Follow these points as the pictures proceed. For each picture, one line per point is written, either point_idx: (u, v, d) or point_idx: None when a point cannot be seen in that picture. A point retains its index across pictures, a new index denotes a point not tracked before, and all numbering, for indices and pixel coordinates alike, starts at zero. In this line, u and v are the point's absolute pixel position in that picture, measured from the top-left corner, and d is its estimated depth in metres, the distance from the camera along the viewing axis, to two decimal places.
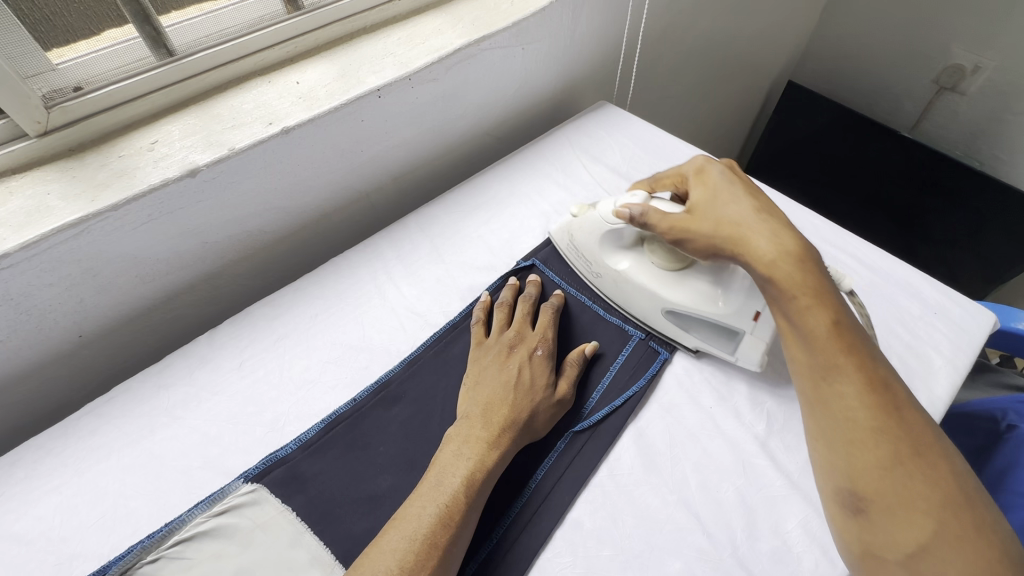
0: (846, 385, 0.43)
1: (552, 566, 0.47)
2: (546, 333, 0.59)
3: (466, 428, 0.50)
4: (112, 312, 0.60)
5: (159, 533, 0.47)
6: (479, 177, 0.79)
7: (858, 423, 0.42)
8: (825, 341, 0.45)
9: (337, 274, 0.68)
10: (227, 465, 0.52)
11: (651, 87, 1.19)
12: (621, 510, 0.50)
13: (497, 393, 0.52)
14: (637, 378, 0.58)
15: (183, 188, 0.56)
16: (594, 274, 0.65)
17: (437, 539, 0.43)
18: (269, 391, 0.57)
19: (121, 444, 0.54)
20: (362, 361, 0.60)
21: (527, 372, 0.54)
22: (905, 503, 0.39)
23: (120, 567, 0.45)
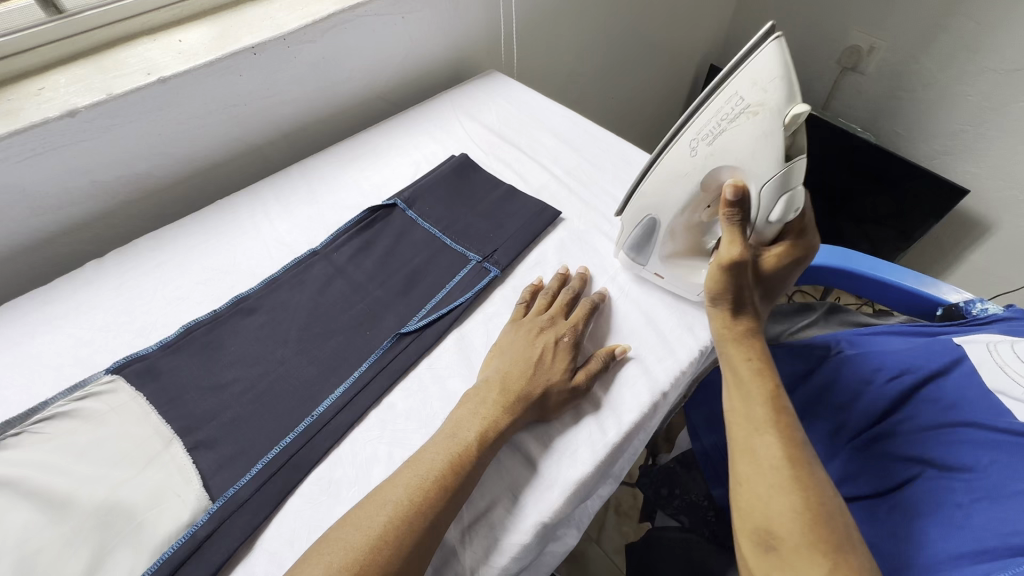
0: (773, 439, 0.50)
1: (362, 438, 0.55)
2: (582, 315, 0.62)
3: (476, 399, 0.54)
4: (7, 241, 0.68)
5: (26, 411, 0.55)
6: (363, 134, 0.88)
7: (778, 470, 0.48)
8: (748, 386, 0.54)
9: (218, 213, 0.76)
10: (94, 362, 0.60)
11: (556, 65, 1.27)
12: (432, 396, 0.58)
13: (513, 372, 0.56)
14: (467, 291, 0.66)
15: (64, 127, 0.64)
16: (687, 141, 0.57)
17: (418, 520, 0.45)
18: (141, 305, 0.65)
19: (4, 346, 0.61)
20: (228, 281, 0.68)
21: (550, 356, 0.58)
22: (810, 541, 0.44)
23: None
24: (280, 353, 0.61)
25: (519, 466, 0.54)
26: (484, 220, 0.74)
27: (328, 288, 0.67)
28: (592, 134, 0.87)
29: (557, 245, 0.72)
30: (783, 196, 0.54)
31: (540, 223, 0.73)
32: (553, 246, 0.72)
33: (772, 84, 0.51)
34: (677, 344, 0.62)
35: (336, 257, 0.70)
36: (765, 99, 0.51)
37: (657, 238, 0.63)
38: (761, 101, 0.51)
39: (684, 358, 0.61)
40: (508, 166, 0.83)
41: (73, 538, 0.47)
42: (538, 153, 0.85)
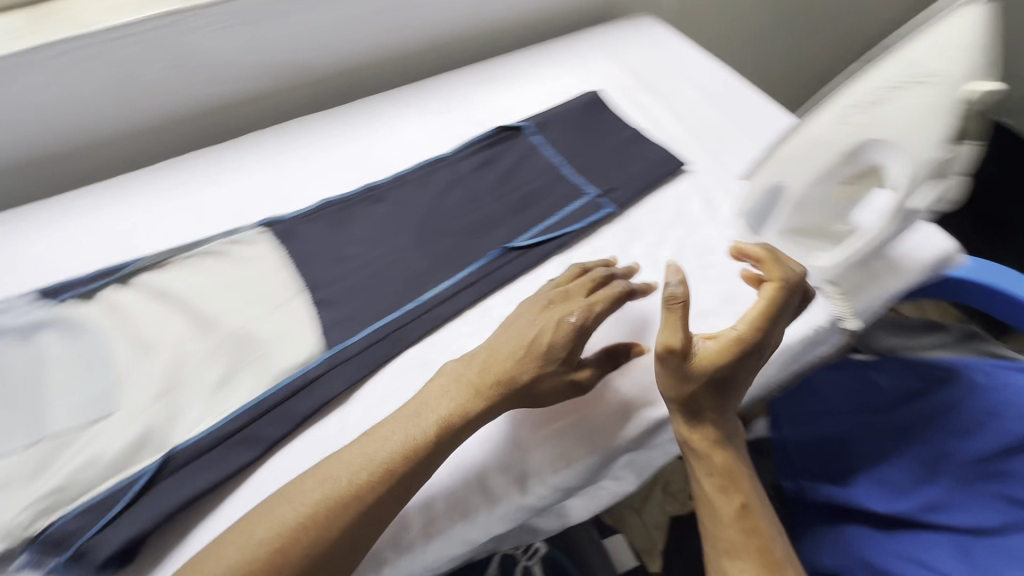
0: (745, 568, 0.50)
1: (457, 331, 0.59)
2: (596, 315, 0.53)
3: (428, 400, 0.50)
4: (192, 102, 0.78)
5: (190, 243, 0.65)
6: (504, 57, 0.89)
7: None
8: (711, 463, 0.53)
9: (362, 109, 0.81)
10: (246, 217, 0.69)
11: (709, 19, 1.19)
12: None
13: (499, 351, 0.52)
14: (579, 222, 0.67)
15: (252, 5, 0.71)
16: (837, 109, 0.56)
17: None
18: (288, 177, 0.73)
19: (179, 189, 0.72)
20: (362, 171, 0.73)
21: (547, 336, 0.52)
22: None
23: (162, 256, 0.64)
24: (399, 241, 0.65)
25: (592, 395, 0.55)
26: (608, 157, 0.73)
27: (449, 193, 0.70)
28: (740, 92, 0.82)
29: (677, 195, 0.70)
30: (935, 182, 0.51)
31: (664, 171, 0.71)
32: (674, 195, 0.70)
33: (957, 55, 0.50)
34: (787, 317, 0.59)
35: (460, 166, 0.73)
36: (943, 70, 0.50)
37: (779, 205, 0.61)
38: (939, 71, 0.50)
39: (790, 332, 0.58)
40: (641, 110, 0.80)
41: (215, 352, 0.57)
42: (675, 101, 0.81)
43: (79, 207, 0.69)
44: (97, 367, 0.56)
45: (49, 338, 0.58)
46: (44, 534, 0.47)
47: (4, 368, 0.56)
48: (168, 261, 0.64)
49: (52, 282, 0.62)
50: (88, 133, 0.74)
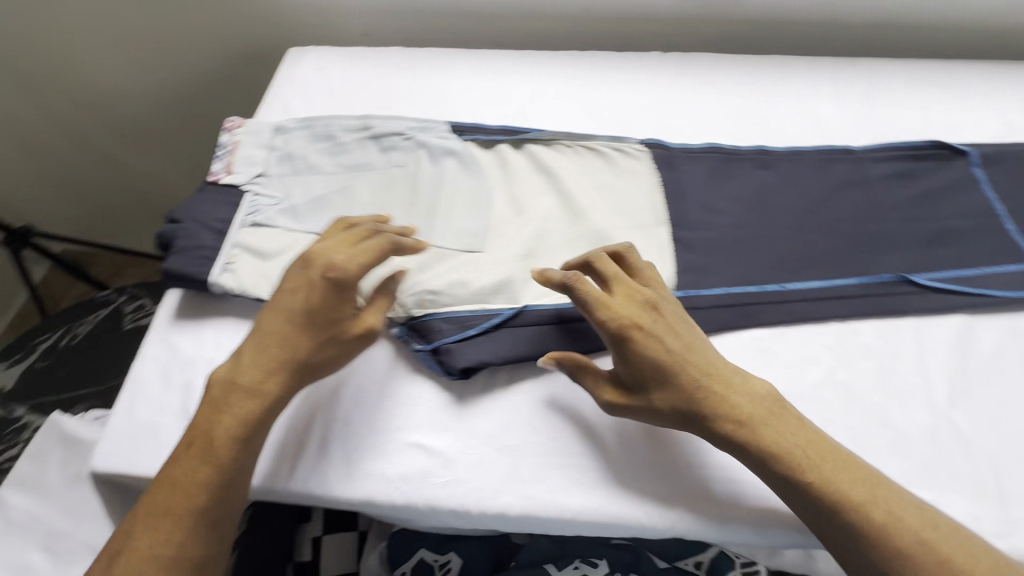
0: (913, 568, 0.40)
1: (814, 337, 0.54)
2: (635, 344, 0.47)
3: (315, 274, 0.49)
4: (615, 6, 0.78)
5: (579, 134, 0.68)
6: (956, 63, 0.74)
7: None
8: (772, 455, 0.44)
9: (773, 65, 0.74)
10: (629, 130, 0.69)
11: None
12: (902, 354, 0.53)
13: (273, 327, 0.48)
14: (1005, 289, 0.56)
15: None
16: None
17: (205, 454, 0.44)
18: (678, 107, 0.71)
19: (576, 80, 0.74)
20: (755, 130, 0.68)
21: (285, 325, 0.48)
22: None
23: (552, 135, 0.67)
24: (776, 217, 0.61)
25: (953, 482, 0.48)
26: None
27: (847, 191, 0.62)
28: None
29: None
30: None
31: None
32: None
33: None
34: None
35: (870, 167, 0.64)
36: None
37: None
38: None
39: None
40: None
41: (576, 242, 0.60)
42: None
43: (492, 68, 0.76)
44: (477, 207, 0.63)
45: (449, 167, 0.66)
46: (415, 319, 0.54)
47: (414, 175, 0.65)
48: (555, 144, 0.67)
49: (459, 121, 0.70)
50: (518, 5, 0.79)
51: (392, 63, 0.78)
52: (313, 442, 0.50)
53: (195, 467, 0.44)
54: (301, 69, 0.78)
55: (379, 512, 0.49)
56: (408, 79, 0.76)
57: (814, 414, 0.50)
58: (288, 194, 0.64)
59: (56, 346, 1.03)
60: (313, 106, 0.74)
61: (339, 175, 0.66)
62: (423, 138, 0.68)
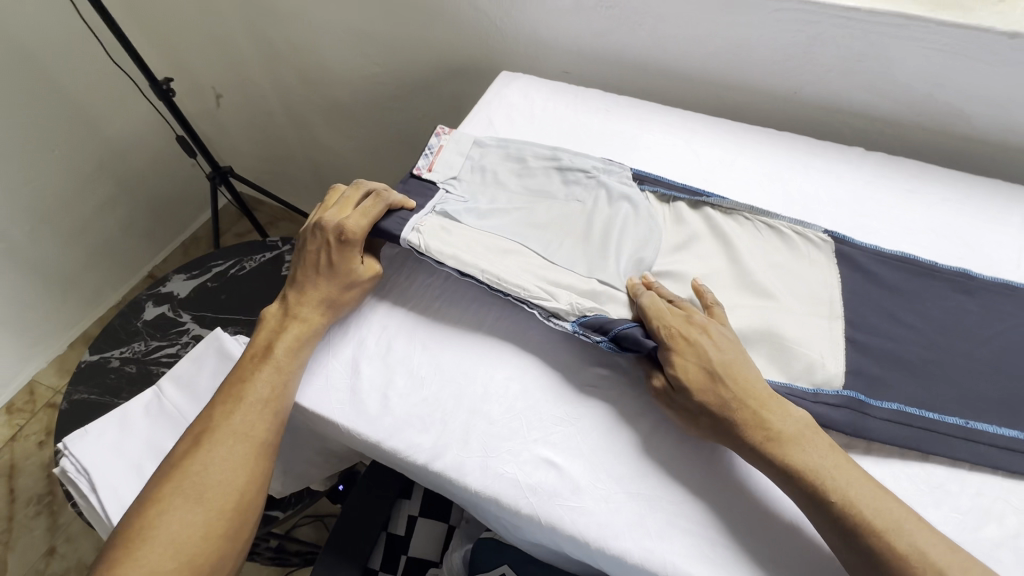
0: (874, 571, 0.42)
1: (999, 489, 0.50)
2: (681, 343, 0.52)
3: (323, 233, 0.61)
4: (824, 95, 0.78)
5: (762, 209, 0.66)
6: None
7: None
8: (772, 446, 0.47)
9: (992, 188, 0.69)
10: (816, 218, 0.68)
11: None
12: None
13: (309, 273, 0.61)
14: None
15: (990, 42, 0.65)
16: None
17: (294, 328, 0.58)
18: (873, 207, 0.69)
19: (769, 157, 0.75)
20: (959, 251, 0.64)
21: (319, 274, 0.60)
22: None
23: (734, 204, 0.67)
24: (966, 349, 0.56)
25: None
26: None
27: None
28: None
29: None
30: None
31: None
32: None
33: None
34: None
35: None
36: None
37: None
38: None
39: None
40: None
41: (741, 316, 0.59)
42: None
43: (685, 128, 0.79)
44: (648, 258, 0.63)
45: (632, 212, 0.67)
46: (586, 317, 0.57)
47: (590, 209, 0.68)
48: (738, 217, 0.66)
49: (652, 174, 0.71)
50: (724, 75, 0.82)
51: (590, 104, 0.84)
52: (459, 428, 0.53)
53: (294, 335, 0.58)
54: (508, 92, 0.86)
55: (500, 512, 0.51)
56: (603, 121, 0.81)
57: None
58: (475, 200, 0.69)
59: (226, 273, 1.18)
60: (512, 126, 0.81)
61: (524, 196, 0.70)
62: (610, 180, 0.70)
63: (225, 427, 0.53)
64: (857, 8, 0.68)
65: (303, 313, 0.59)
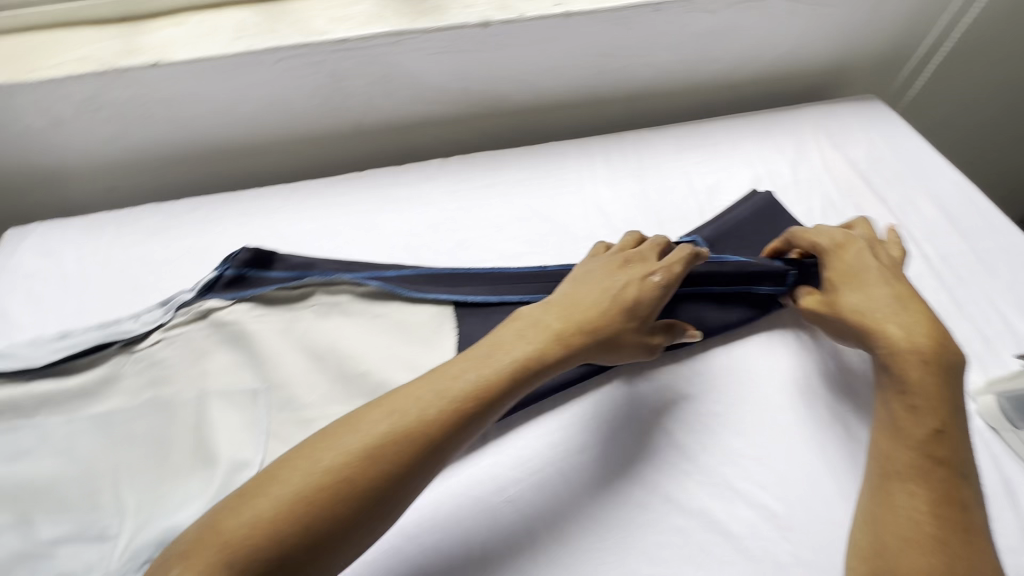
0: (908, 328, 0.49)
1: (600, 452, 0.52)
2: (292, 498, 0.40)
3: (523, 329, 0.48)
4: (384, 120, 0.76)
5: (327, 278, 0.62)
6: (706, 125, 0.80)
7: (930, 351, 0.48)
8: (894, 367, 0.48)
9: (549, 155, 0.76)
10: (419, 255, 0.67)
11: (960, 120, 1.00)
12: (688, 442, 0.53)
13: (562, 307, 0.50)
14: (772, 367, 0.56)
15: (474, 35, 0.68)
16: None
17: (398, 461, 0.40)
18: (466, 219, 0.69)
19: (358, 209, 0.71)
20: (543, 229, 0.68)
21: (631, 291, 0.52)
22: (938, 397, 0.46)
23: (308, 283, 0.62)
24: None
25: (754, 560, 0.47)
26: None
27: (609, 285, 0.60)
28: (988, 223, 0.69)
29: None
30: None
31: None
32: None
33: None
34: None
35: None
36: None
37: None
38: None
39: None
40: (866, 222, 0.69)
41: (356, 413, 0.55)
42: (913, 220, 0.69)
43: (263, 210, 0.70)
44: (251, 412, 0.54)
45: (207, 345, 0.58)
46: (207, 283, 0.61)
47: (149, 386, 0.55)
48: (320, 296, 0.62)
49: (211, 271, 0.63)
50: (282, 135, 0.74)
51: (142, 227, 0.68)
52: None
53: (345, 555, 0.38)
54: (26, 257, 0.66)
55: None
56: (161, 243, 0.66)
57: (655, 550, 0.47)
58: None
59: None
60: (46, 301, 0.62)
61: (57, 403, 0.53)
62: (171, 324, 0.58)
63: (241, 533, 0.36)
64: (346, 38, 0.66)
65: (412, 451, 0.40)
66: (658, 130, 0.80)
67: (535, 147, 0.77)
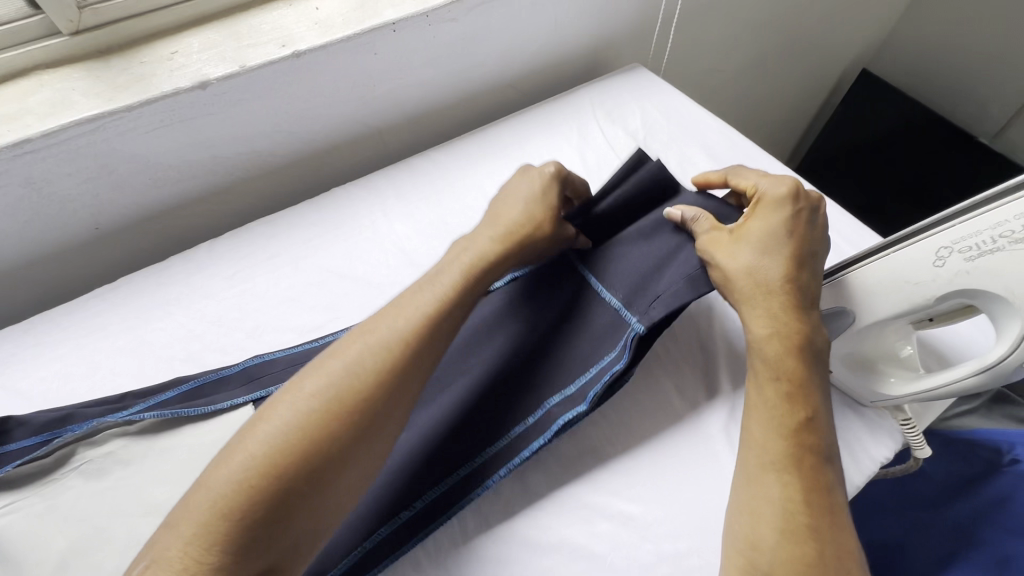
0: (793, 301, 0.46)
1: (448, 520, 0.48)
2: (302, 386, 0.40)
3: (463, 245, 0.52)
4: (126, 213, 0.65)
5: (86, 429, 0.50)
6: (491, 128, 0.79)
7: (808, 328, 0.46)
8: (773, 343, 0.45)
9: (334, 202, 0.69)
10: (204, 360, 0.57)
11: (718, 67, 1.10)
12: (536, 474, 0.50)
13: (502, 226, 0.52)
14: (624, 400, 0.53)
15: (194, 99, 0.59)
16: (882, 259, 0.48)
17: (332, 435, 0.37)
18: (254, 301, 0.61)
19: (117, 327, 0.59)
20: (342, 287, 0.62)
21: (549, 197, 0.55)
22: (804, 386, 0.44)
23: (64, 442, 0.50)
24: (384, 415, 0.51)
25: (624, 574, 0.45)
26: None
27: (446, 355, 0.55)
28: (753, 161, 0.75)
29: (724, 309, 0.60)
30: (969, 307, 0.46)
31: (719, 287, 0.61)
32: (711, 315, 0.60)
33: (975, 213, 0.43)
34: (862, 450, 0.51)
35: None
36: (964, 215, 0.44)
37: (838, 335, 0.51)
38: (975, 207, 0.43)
39: (869, 471, 0.50)
40: None
41: None
42: (694, 176, 0.73)
43: None
44: None
45: None
46: None
47: None
48: (83, 455, 0.49)
49: None
50: None
51: None
52: None
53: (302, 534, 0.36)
54: None
55: None
56: None
57: None
58: None
59: None
60: None
61: None
62: None
63: (214, 505, 0.34)
64: (24, 139, 0.53)
65: (360, 418, 0.39)
66: (443, 146, 0.77)
67: (317, 198, 0.70)
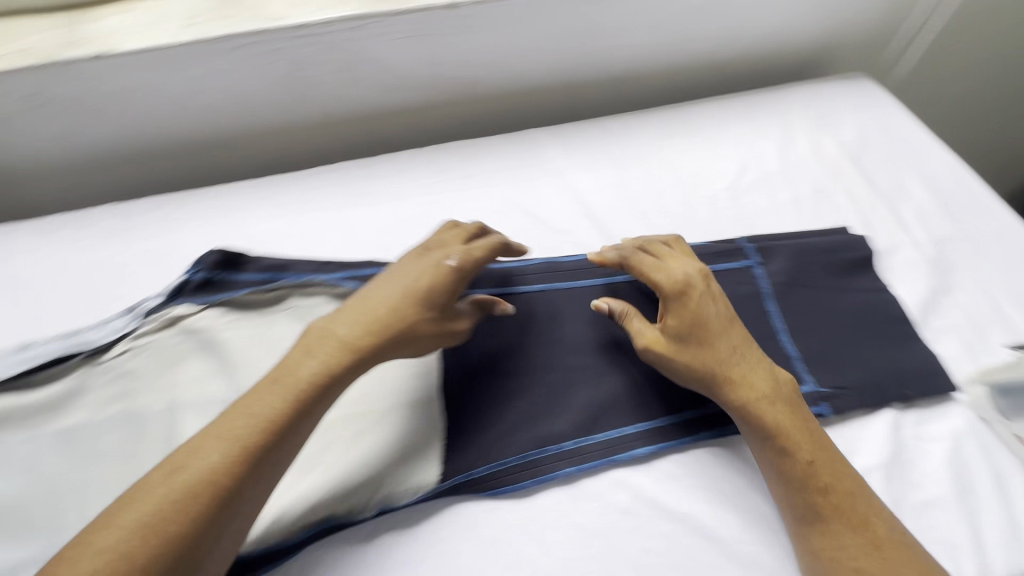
0: (730, 346, 0.50)
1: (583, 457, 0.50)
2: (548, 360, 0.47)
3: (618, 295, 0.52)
4: (351, 109, 0.73)
5: (302, 279, 0.58)
6: (689, 106, 0.77)
7: (758, 380, 0.49)
8: (751, 407, 0.48)
9: (525, 142, 0.72)
10: (392, 252, 0.63)
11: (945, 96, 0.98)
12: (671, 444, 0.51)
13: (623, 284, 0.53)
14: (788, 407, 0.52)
15: (440, 17, 0.64)
16: None
17: (279, 418, 0.41)
18: (441, 213, 0.66)
19: (326, 204, 0.67)
20: (522, 222, 0.65)
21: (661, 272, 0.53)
22: (840, 461, 0.46)
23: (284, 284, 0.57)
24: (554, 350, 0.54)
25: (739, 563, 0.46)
26: (815, 277, 0.60)
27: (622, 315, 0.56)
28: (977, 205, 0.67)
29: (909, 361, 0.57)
30: None
31: (910, 328, 0.57)
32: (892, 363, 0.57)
33: None
34: None
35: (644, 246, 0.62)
36: None
37: None
38: None
39: None
40: (856, 208, 0.67)
41: None
42: (903, 204, 0.67)
43: (224, 207, 0.66)
44: None
45: (179, 353, 0.54)
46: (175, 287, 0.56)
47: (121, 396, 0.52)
48: (295, 299, 0.58)
49: (180, 275, 0.58)
50: (241, 127, 0.71)
51: (99, 229, 0.64)
52: None
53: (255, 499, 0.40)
54: None
55: None
56: (119, 246, 0.62)
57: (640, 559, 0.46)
58: None
59: None
60: None
61: (24, 416, 0.50)
62: (138, 333, 0.54)
63: (203, 475, 0.37)
64: (303, 23, 0.62)
65: (293, 414, 0.41)
66: (636, 113, 0.77)
67: (509, 134, 0.74)
